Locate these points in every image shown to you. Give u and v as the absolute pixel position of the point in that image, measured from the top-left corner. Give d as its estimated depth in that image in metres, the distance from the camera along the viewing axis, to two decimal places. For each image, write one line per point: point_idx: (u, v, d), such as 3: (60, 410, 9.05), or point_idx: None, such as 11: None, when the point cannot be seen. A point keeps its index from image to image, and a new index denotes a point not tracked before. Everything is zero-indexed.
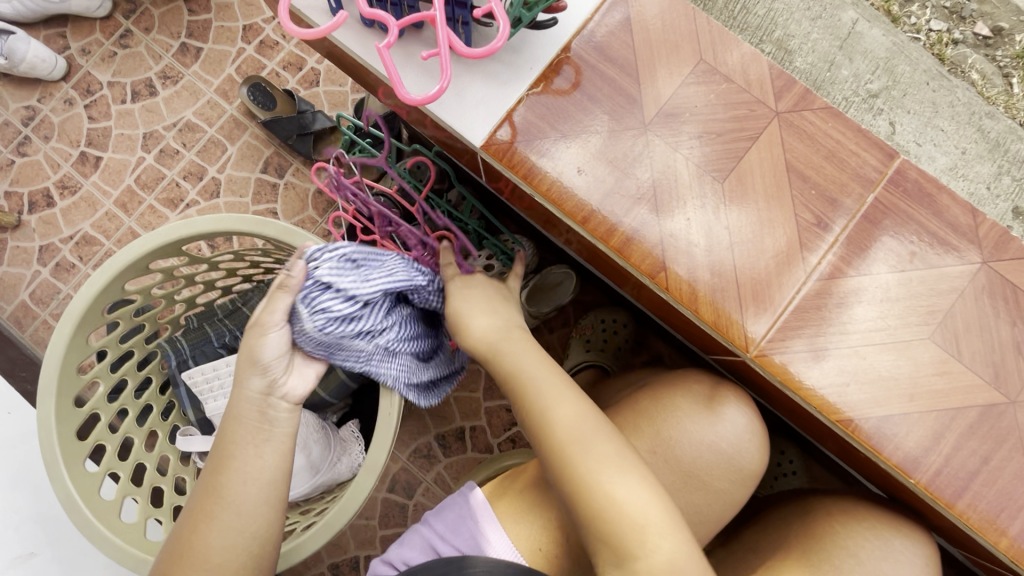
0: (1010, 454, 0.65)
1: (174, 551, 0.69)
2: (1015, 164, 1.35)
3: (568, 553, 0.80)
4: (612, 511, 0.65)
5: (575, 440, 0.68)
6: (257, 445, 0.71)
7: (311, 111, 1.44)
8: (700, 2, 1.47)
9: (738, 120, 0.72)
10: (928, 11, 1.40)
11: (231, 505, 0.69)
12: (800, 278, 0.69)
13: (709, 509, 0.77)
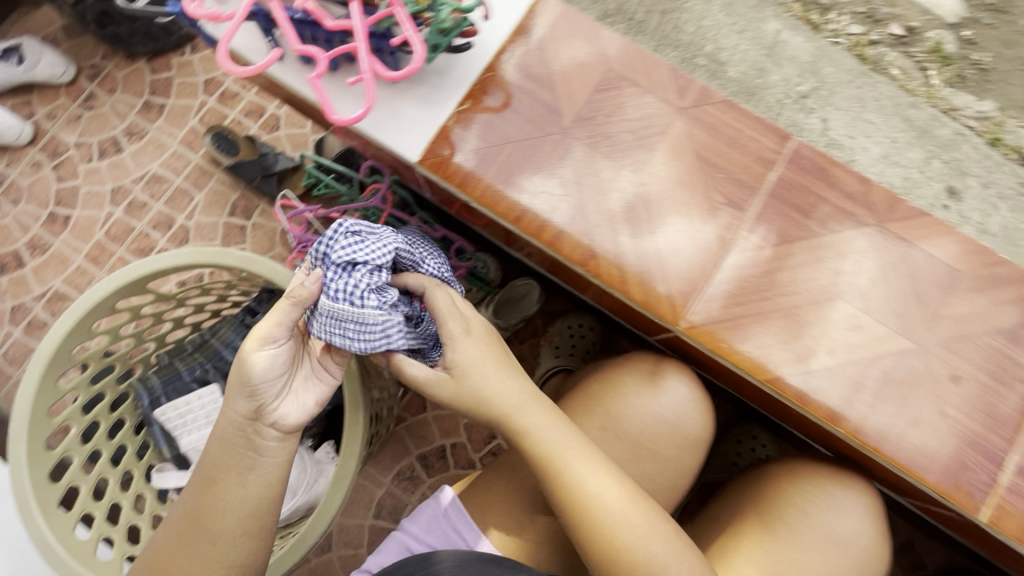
0: (921, 396, 0.77)
1: (161, 568, 0.73)
2: (942, 148, 1.47)
3: (541, 532, 0.87)
4: (597, 517, 0.73)
5: (563, 456, 0.75)
6: (241, 475, 0.73)
7: (272, 153, 1.51)
8: (637, 27, 1.61)
9: (646, 119, 0.84)
10: (845, 17, 1.55)
11: (212, 532, 0.72)
12: (712, 255, 0.81)
13: (667, 481, 0.82)
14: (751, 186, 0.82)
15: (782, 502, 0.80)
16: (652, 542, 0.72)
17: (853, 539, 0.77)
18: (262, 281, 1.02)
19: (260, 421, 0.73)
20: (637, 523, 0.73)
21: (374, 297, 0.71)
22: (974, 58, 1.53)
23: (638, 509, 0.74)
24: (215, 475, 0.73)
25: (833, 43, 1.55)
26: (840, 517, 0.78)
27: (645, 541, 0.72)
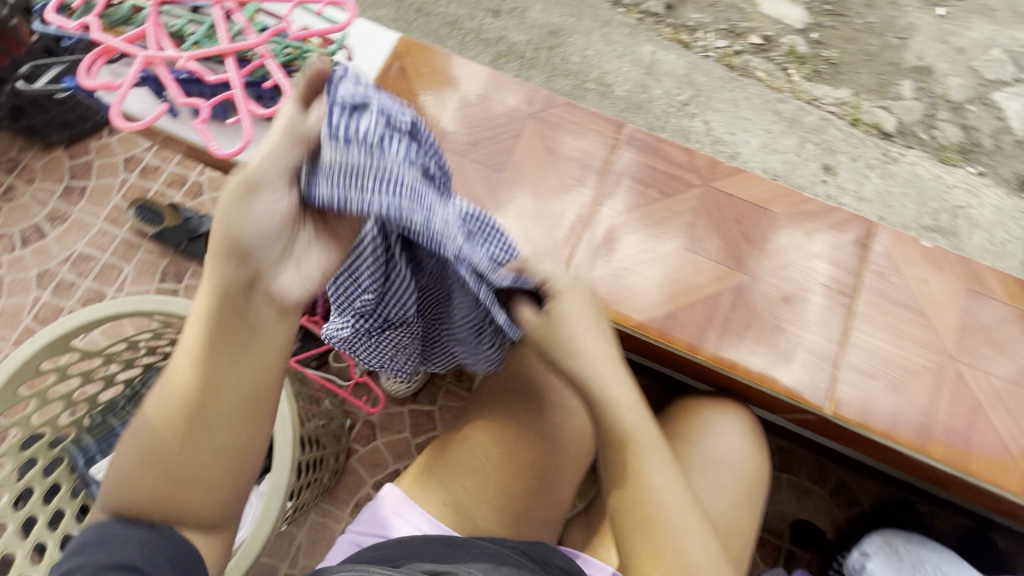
0: (761, 320, 0.93)
1: (149, 465, 0.60)
2: (811, 133, 1.69)
3: (470, 508, 0.89)
4: (638, 522, 0.69)
5: (636, 450, 0.72)
6: (237, 349, 0.59)
7: (197, 217, 1.58)
8: (530, 64, 1.80)
9: (506, 129, 1.05)
10: (711, 35, 1.80)
11: (202, 415, 0.59)
12: (568, 224, 0.98)
13: (575, 431, 0.92)
14: (598, 168, 1.02)
15: (681, 435, 0.90)
16: (682, 546, 0.67)
17: (734, 456, 0.87)
18: None
19: (256, 289, 0.58)
20: (678, 536, 0.67)
21: (416, 195, 0.61)
22: (825, 55, 1.77)
23: (684, 522, 0.68)
24: (206, 349, 0.59)
25: (703, 56, 1.80)
26: (722, 439, 0.89)
27: (672, 544, 0.67)
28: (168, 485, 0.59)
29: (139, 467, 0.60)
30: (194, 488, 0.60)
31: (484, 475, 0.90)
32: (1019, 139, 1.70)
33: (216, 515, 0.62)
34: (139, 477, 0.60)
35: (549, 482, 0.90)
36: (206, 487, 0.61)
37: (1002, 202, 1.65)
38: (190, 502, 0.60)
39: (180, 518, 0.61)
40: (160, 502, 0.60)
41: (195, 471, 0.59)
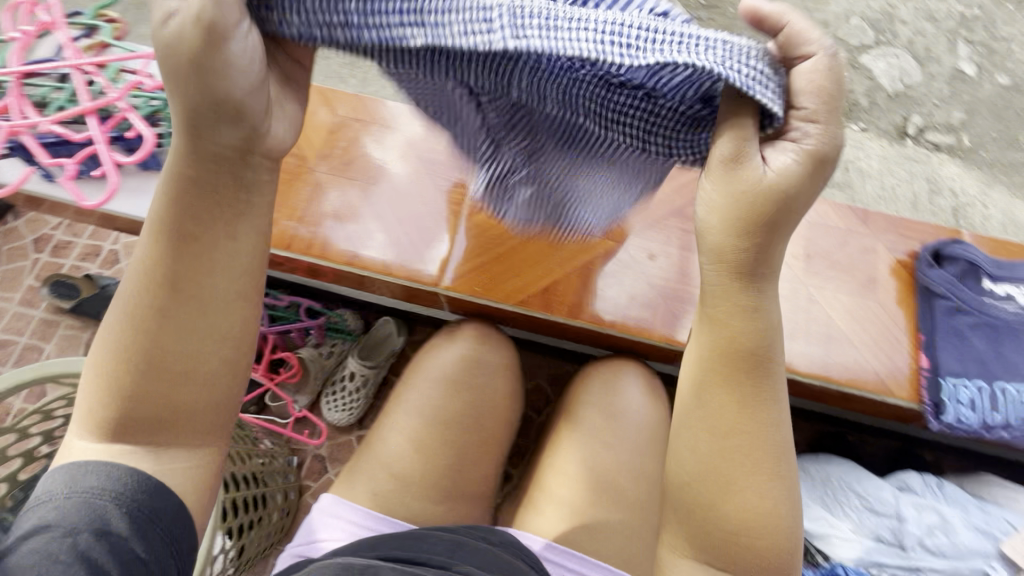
0: (633, 279, 0.97)
1: (144, 360, 0.55)
2: None
3: (402, 505, 0.82)
4: (714, 468, 0.59)
5: (737, 373, 0.57)
6: (218, 231, 0.54)
7: (113, 284, 1.57)
8: None
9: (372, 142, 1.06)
10: None
11: (200, 299, 0.55)
12: (449, 220, 1.00)
13: (488, 408, 0.90)
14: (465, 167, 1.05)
15: (584, 401, 0.94)
16: (750, 492, 0.58)
17: (634, 410, 0.92)
18: None
19: (256, 149, 0.53)
20: (744, 482, 0.58)
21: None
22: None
23: (761, 468, 0.59)
24: (192, 234, 0.54)
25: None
26: (623, 397, 0.93)
27: (738, 495, 0.58)
28: (160, 386, 0.56)
29: (117, 366, 0.55)
30: (176, 382, 0.56)
31: (415, 466, 0.84)
32: (891, 94, 1.85)
33: (209, 421, 0.59)
34: (124, 385, 0.56)
35: (474, 457, 0.87)
36: (191, 381, 0.56)
37: (884, 151, 1.81)
38: (178, 402, 0.57)
39: (179, 429, 0.58)
40: (135, 404, 0.56)
41: (189, 366, 0.56)
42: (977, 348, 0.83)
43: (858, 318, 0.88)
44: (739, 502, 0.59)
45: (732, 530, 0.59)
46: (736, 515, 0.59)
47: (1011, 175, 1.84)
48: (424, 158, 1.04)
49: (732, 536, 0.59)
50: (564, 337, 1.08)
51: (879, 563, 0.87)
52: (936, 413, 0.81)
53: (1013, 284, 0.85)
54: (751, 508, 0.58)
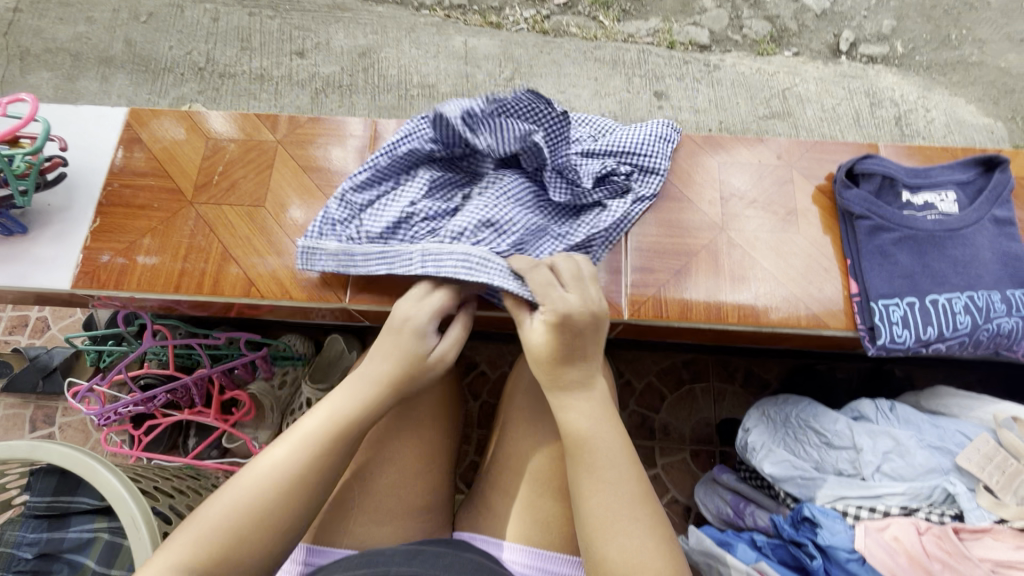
0: None
1: (245, 526, 0.63)
2: (634, 69, 1.74)
3: (345, 531, 0.79)
4: (591, 526, 0.63)
5: (591, 440, 0.67)
6: (345, 449, 0.70)
7: (44, 352, 1.46)
8: (348, 84, 1.72)
9: (247, 160, 0.94)
10: (516, 9, 1.79)
11: (313, 485, 0.67)
12: None
13: (421, 420, 0.86)
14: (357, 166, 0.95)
15: (523, 392, 0.88)
16: (620, 544, 0.61)
17: None
18: (48, 465, 0.98)
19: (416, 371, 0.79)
20: (616, 527, 0.62)
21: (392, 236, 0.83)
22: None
23: (629, 515, 0.63)
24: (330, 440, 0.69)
25: (516, 31, 1.78)
26: None
27: (606, 539, 0.62)
28: (260, 547, 0.63)
29: (227, 527, 0.62)
30: (275, 549, 0.64)
31: (353, 490, 0.81)
32: (818, 13, 1.80)
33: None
34: (234, 531, 0.62)
35: (413, 470, 0.82)
36: (277, 551, 0.64)
37: (820, 73, 1.76)
38: (257, 563, 0.63)
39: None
40: (222, 560, 0.61)
41: (281, 530, 0.64)
42: (903, 264, 0.79)
43: (783, 252, 0.86)
44: (606, 551, 0.61)
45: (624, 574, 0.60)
46: (618, 562, 0.60)
47: (949, 75, 1.80)
48: (312, 165, 0.94)
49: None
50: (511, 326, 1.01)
51: (843, 497, 0.85)
52: (872, 337, 0.79)
53: (930, 191, 0.83)
54: (621, 560, 0.60)
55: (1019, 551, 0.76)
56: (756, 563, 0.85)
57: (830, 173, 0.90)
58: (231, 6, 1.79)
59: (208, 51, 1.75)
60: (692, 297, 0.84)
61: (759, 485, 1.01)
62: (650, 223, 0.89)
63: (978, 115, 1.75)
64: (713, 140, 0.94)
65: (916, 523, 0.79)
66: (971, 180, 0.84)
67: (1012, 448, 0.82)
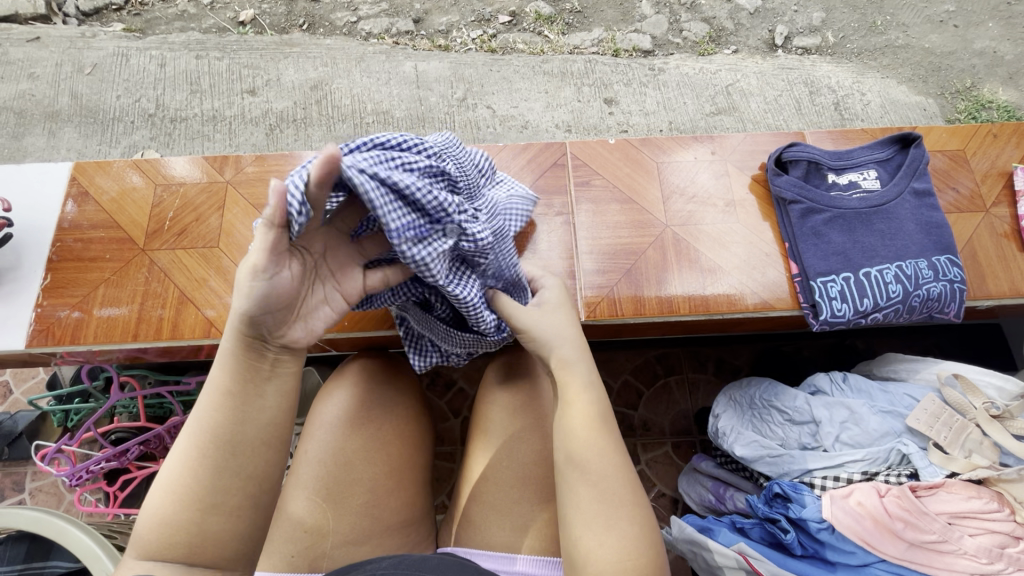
0: None
1: (183, 489, 0.59)
2: (582, 78, 1.79)
3: (325, 554, 0.80)
4: (596, 521, 0.63)
5: (600, 421, 0.68)
6: (248, 395, 0.62)
7: (9, 416, 1.40)
8: (303, 117, 1.73)
9: (198, 203, 0.95)
10: (463, 31, 1.84)
11: (235, 446, 0.60)
12: None
13: (388, 441, 0.86)
14: None
15: (490, 404, 0.89)
16: (623, 529, 0.63)
17: (534, 400, 0.87)
18: (18, 533, 0.97)
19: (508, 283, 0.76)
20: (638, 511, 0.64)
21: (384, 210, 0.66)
22: (568, 7, 1.87)
23: (625, 498, 0.64)
24: (238, 382, 0.62)
25: (464, 52, 1.82)
26: (526, 388, 0.89)
27: (602, 531, 0.63)
28: (213, 520, 0.59)
29: (174, 503, 0.59)
30: (229, 518, 0.59)
31: (330, 516, 0.81)
32: (751, 11, 1.90)
33: (234, 552, 0.60)
34: (172, 516, 0.58)
35: (386, 488, 0.83)
36: (237, 519, 0.60)
37: (760, 67, 1.84)
38: (221, 537, 0.59)
39: (199, 559, 0.59)
40: (175, 531, 0.58)
41: (221, 496, 0.59)
42: (835, 242, 0.84)
43: (724, 243, 0.91)
44: (600, 550, 0.62)
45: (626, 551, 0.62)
46: (620, 546, 0.62)
47: (880, 59, 1.90)
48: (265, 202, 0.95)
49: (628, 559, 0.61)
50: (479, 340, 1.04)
51: (810, 470, 0.88)
52: (815, 313, 0.83)
53: (853, 172, 0.88)
54: (615, 554, 0.61)
55: (970, 500, 0.80)
56: (735, 543, 0.87)
57: (762, 163, 0.96)
58: (177, 50, 1.79)
59: (157, 97, 1.74)
60: (646, 293, 0.88)
61: (735, 468, 1.04)
62: (594, 228, 0.92)
63: (910, 94, 1.85)
64: (653, 141, 0.98)
65: (875, 486, 0.83)
66: (890, 158, 0.89)
67: (955, 404, 0.87)
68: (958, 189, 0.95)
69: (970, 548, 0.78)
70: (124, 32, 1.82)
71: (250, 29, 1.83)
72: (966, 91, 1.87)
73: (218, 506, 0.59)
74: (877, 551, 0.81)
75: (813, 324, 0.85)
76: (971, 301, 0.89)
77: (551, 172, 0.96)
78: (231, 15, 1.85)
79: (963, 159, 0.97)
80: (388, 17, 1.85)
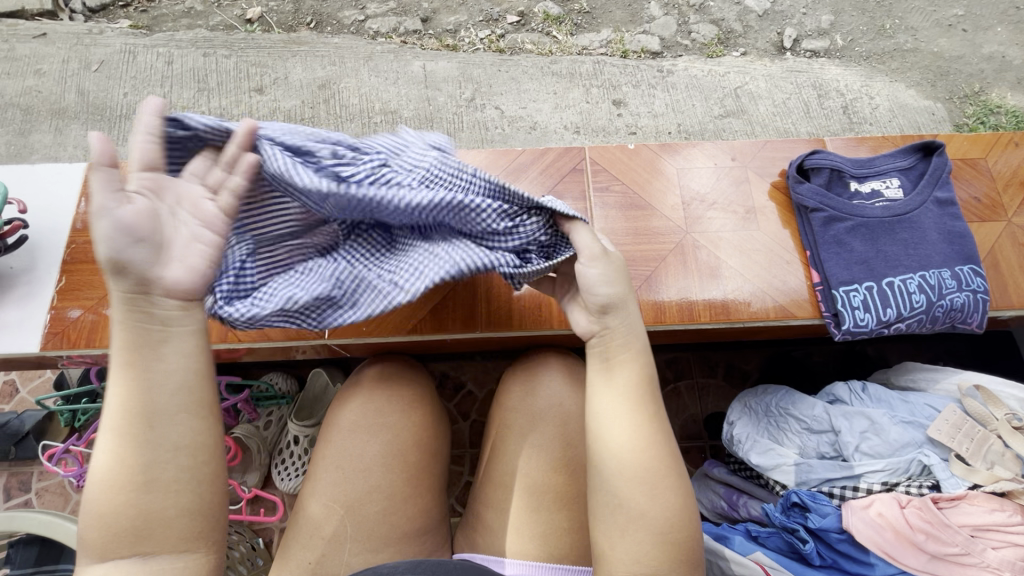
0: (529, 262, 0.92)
1: (111, 472, 0.60)
2: (591, 80, 1.78)
3: (342, 562, 0.79)
4: (630, 504, 0.64)
5: (645, 396, 0.68)
6: (146, 363, 0.62)
7: (14, 416, 1.39)
8: (310, 116, 1.72)
9: None
10: (471, 31, 1.83)
11: (150, 414, 0.61)
12: None
13: (405, 445, 0.85)
14: None
15: (509, 409, 0.89)
16: (663, 504, 0.64)
17: (555, 405, 0.86)
18: (22, 536, 0.95)
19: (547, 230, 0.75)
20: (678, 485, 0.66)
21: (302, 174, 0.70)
22: (577, 7, 1.86)
23: (669, 477, 0.65)
24: (136, 354, 0.62)
25: (473, 52, 1.81)
26: (546, 394, 0.88)
27: (645, 505, 0.64)
28: (156, 498, 0.60)
29: (114, 492, 0.60)
30: (166, 494, 0.60)
31: (349, 521, 0.80)
32: (760, 13, 1.89)
33: (185, 524, 0.61)
34: (111, 502, 0.60)
35: (402, 494, 0.83)
36: (177, 492, 0.61)
37: (768, 70, 1.84)
38: (168, 513, 0.60)
39: (158, 542, 0.60)
40: (130, 518, 0.59)
41: (153, 470, 0.60)
42: (858, 251, 0.84)
43: (743, 251, 0.90)
44: (640, 523, 0.63)
45: (661, 534, 0.63)
46: (655, 529, 0.63)
47: (889, 62, 1.90)
48: None
49: (663, 544, 0.63)
50: (497, 344, 1.03)
51: (828, 480, 0.87)
52: (837, 323, 0.83)
53: (876, 180, 0.88)
54: (656, 527, 0.63)
55: (993, 513, 0.80)
56: (752, 552, 0.87)
57: (783, 169, 0.95)
58: (185, 47, 1.78)
59: (164, 95, 1.73)
60: (665, 300, 0.87)
61: (749, 475, 1.03)
62: (612, 234, 0.92)
63: (919, 99, 1.84)
64: (670, 146, 0.98)
65: (896, 497, 0.82)
66: (913, 166, 0.89)
67: (976, 415, 0.87)
68: (974, 196, 0.94)
69: (993, 561, 0.78)
70: (130, 29, 1.81)
71: (257, 27, 1.82)
72: (975, 95, 1.86)
73: (150, 480, 0.60)
74: (898, 564, 0.80)
75: (835, 334, 0.84)
76: (994, 310, 0.88)
77: (569, 177, 0.95)
78: (238, 12, 1.84)
79: (983, 166, 0.96)
80: (396, 16, 1.84)
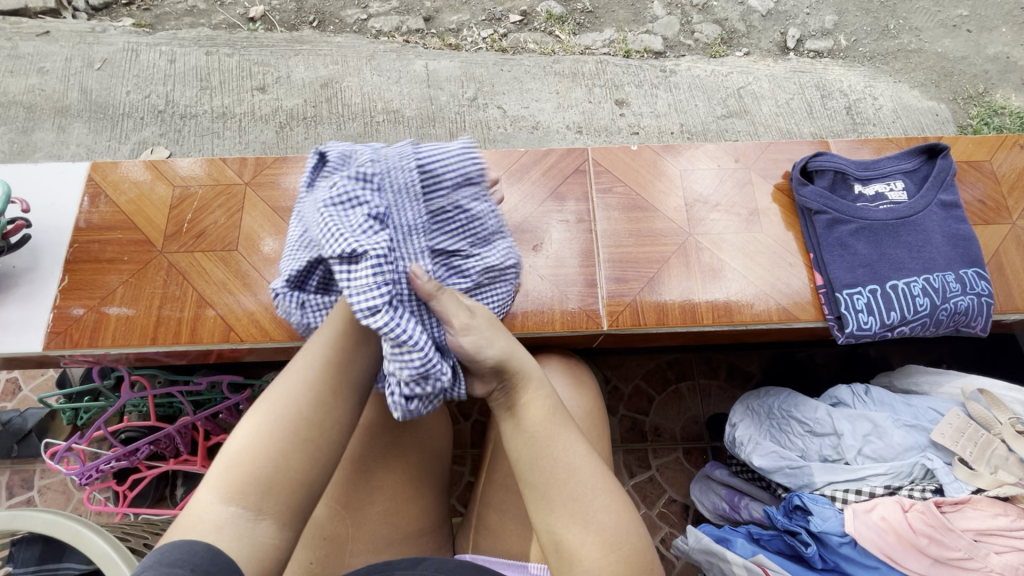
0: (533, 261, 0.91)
1: (286, 423, 0.59)
2: (593, 80, 1.78)
3: (345, 561, 0.79)
4: (573, 530, 0.60)
5: (557, 418, 0.64)
6: (357, 340, 0.65)
7: (17, 414, 1.39)
8: (313, 116, 1.72)
9: (218, 205, 0.94)
10: (473, 30, 1.83)
11: (339, 387, 0.62)
12: None
13: (407, 445, 0.85)
14: None
15: None
16: (600, 521, 0.60)
17: None
18: (25, 535, 0.95)
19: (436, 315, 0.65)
20: (602, 496, 0.61)
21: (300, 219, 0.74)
22: (580, 7, 1.86)
23: (601, 491, 0.61)
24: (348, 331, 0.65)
25: (475, 51, 1.81)
26: None
27: (580, 530, 0.60)
28: (300, 458, 0.59)
29: (270, 435, 0.59)
30: (318, 457, 0.60)
31: (352, 519, 0.80)
32: (763, 13, 1.88)
33: (302, 496, 0.58)
34: (265, 447, 0.58)
35: (404, 495, 0.83)
36: (317, 460, 0.60)
37: (772, 70, 1.83)
38: (301, 477, 0.58)
39: (272, 502, 0.57)
40: (269, 466, 0.57)
41: (319, 435, 0.60)
42: (862, 254, 0.84)
43: (748, 253, 0.90)
44: (582, 550, 0.59)
45: (607, 551, 0.59)
46: (601, 545, 0.59)
47: (893, 62, 1.89)
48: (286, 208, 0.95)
49: (612, 560, 0.59)
50: None
51: (830, 483, 0.87)
52: (840, 326, 0.83)
53: (880, 182, 0.87)
54: (595, 549, 0.59)
55: (997, 517, 0.80)
56: (754, 554, 0.87)
57: (786, 171, 0.95)
58: (187, 46, 1.78)
59: (167, 93, 1.73)
60: (668, 301, 0.87)
61: (751, 478, 1.03)
62: (616, 236, 0.91)
63: (923, 99, 1.83)
64: (672, 148, 0.97)
65: (899, 501, 0.82)
66: (916, 168, 0.88)
67: (979, 419, 0.87)
68: (973, 195, 0.94)
69: (996, 566, 0.78)
70: (133, 27, 1.81)
71: (260, 26, 1.82)
72: (979, 96, 1.85)
73: (319, 445, 0.60)
74: (900, 568, 0.80)
75: (838, 337, 0.84)
76: (998, 313, 0.88)
77: (572, 178, 0.95)
78: (241, 11, 1.84)
79: (988, 168, 0.96)
80: (399, 14, 1.84)
